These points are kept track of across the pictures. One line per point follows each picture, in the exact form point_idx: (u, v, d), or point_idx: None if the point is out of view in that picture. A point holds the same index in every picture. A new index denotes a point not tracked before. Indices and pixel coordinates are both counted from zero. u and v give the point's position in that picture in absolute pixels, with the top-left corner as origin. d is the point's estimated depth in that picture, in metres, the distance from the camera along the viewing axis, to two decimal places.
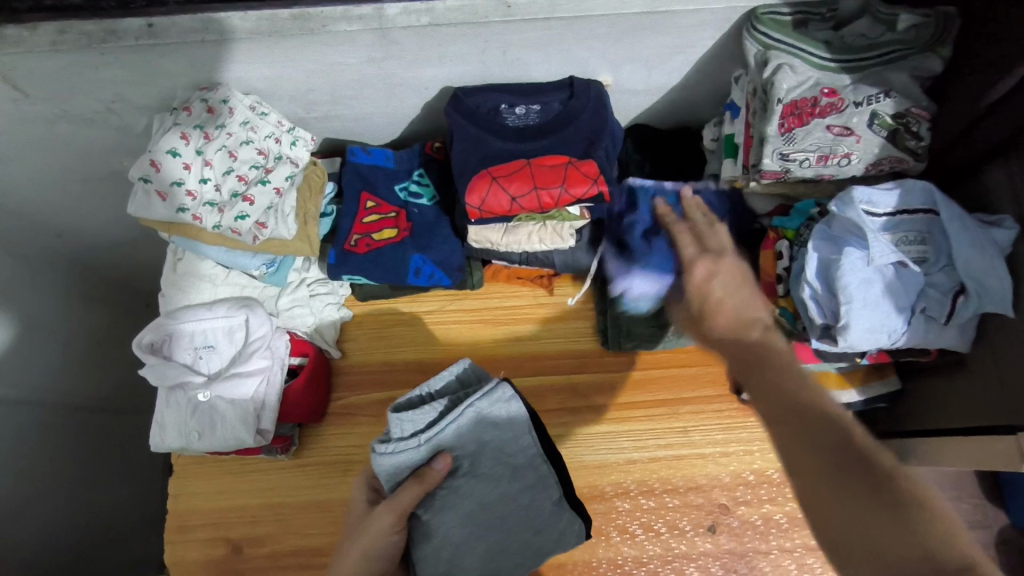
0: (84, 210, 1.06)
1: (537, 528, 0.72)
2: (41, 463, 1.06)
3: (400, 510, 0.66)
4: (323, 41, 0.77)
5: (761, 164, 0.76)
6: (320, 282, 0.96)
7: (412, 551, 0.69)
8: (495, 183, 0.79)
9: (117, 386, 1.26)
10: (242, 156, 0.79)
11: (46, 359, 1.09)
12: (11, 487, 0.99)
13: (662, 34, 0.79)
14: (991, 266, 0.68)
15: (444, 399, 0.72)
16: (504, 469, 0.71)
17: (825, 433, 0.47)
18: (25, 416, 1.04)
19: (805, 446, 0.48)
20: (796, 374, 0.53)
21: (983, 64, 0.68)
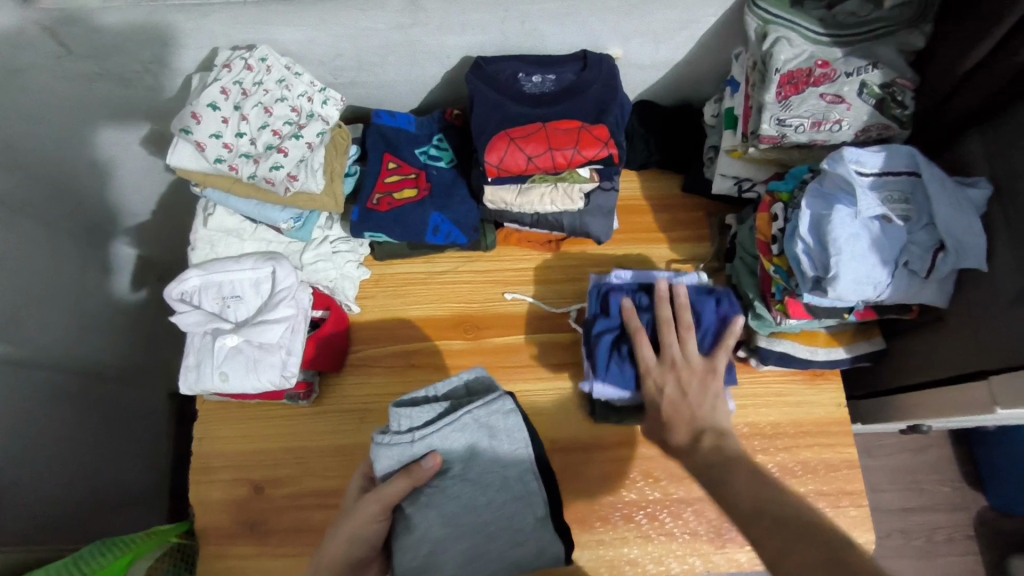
0: (113, 172, 1.11)
1: (516, 541, 0.72)
2: (64, 416, 1.10)
3: (384, 501, 0.71)
4: (356, 6, 0.82)
5: (759, 129, 0.82)
6: (342, 239, 1.01)
7: (394, 541, 0.72)
8: (512, 144, 0.85)
9: (133, 348, 1.31)
10: (276, 113, 0.85)
11: (70, 315, 1.14)
12: (37, 432, 1.04)
13: (670, 8, 0.85)
14: (967, 222, 0.76)
15: (445, 403, 0.75)
16: (492, 477, 0.73)
17: (792, 533, 0.56)
18: (50, 367, 1.08)
19: (778, 548, 0.56)
20: (764, 488, 0.63)
21: (962, 36, 0.74)
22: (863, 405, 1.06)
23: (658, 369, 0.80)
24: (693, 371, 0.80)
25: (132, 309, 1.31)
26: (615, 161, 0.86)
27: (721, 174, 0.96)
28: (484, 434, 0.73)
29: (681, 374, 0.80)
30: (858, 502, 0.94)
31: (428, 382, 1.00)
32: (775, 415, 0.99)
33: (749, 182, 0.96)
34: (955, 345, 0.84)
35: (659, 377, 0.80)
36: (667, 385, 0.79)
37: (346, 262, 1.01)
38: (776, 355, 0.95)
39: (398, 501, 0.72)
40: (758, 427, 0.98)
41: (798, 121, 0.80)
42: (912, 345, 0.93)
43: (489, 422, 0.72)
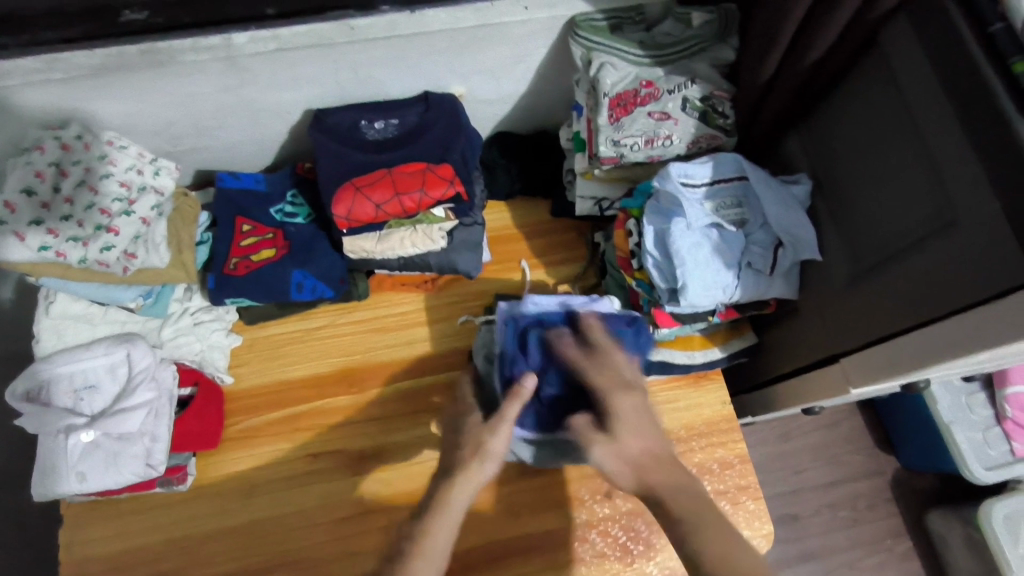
0: None
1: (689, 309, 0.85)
2: None
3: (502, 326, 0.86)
4: (176, 73, 0.80)
5: (598, 152, 0.84)
6: (204, 309, 0.96)
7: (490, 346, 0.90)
8: (359, 193, 0.84)
9: None
10: (104, 190, 0.81)
11: None
12: None
13: (500, 45, 0.87)
14: (797, 218, 0.81)
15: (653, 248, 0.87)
16: (738, 220, 0.83)
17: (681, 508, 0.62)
18: None
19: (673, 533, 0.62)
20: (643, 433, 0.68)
21: (763, 37, 0.74)
22: (751, 397, 1.08)
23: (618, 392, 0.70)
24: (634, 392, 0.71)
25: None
26: (463, 199, 0.87)
27: (580, 197, 0.97)
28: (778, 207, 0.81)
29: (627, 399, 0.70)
30: (756, 496, 0.95)
31: (314, 442, 0.95)
32: (668, 423, 0.99)
33: (607, 201, 0.97)
34: (811, 331, 0.87)
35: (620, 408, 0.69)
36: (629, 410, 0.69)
37: (211, 332, 0.96)
38: (656, 364, 0.97)
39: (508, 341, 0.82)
40: None
41: (631, 140, 0.83)
42: (778, 335, 0.96)
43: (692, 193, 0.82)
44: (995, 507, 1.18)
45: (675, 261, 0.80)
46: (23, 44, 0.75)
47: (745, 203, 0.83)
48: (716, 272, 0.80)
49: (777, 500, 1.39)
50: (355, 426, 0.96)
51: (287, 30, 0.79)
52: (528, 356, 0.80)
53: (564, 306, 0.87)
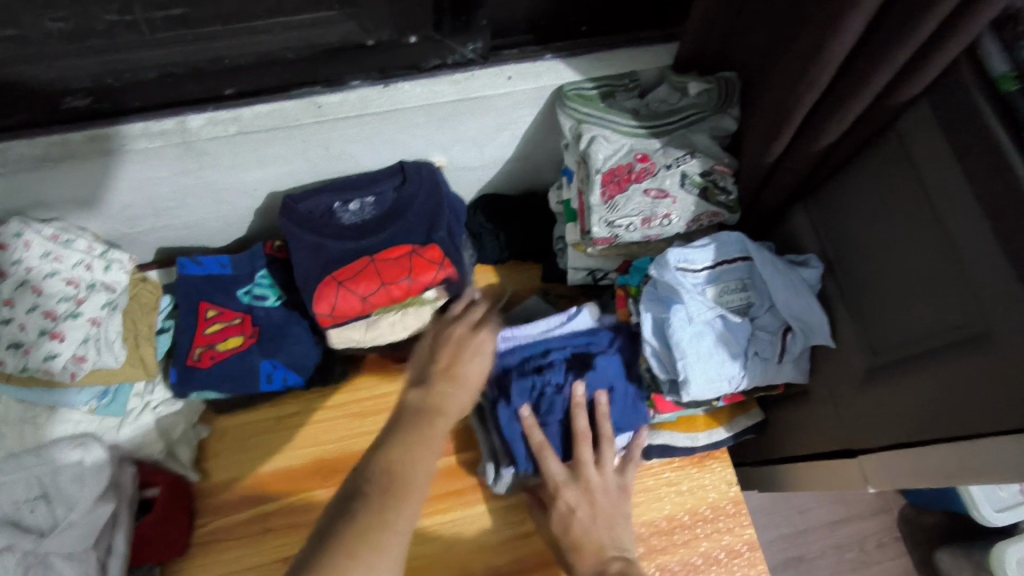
0: None
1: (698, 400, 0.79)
2: None
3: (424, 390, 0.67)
4: (125, 161, 0.73)
5: (591, 232, 0.77)
6: (167, 402, 0.88)
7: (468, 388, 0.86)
8: (341, 288, 0.77)
9: None
10: (48, 290, 0.74)
11: None
12: None
13: (482, 115, 0.81)
14: (807, 304, 0.73)
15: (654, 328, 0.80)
16: (742, 304, 0.76)
17: None
18: None
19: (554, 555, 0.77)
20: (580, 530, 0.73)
21: (767, 115, 0.69)
22: (754, 472, 1.01)
23: (572, 488, 0.76)
24: (608, 490, 0.76)
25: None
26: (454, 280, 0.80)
27: (573, 268, 0.90)
28: (790, 293, 0.73)
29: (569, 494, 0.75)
30: None
31: (287, 545, 0.87)
32: (670, 507, 0.93)
33: (602, 272, 0.91)
34: (824, 420, 0.80)
35: (569, 506, 0.75)
36: (568, 510, 0.75)
37: (174, 426, 0.89)
38: (657, 447, 0.90)
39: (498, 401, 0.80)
40: (654, 525, 0.92)
41: (627, 221, 0.75)
42: (785, 415, 0.90)
43: (689, 279, 0.75)
44: (1010, 548, 0.98)
45: (673, 351, 0.73)
46: None
47: (752, 283, 0.77)
48: (720, 363, 0.73)
49: (777, 543, 1.23)
50: None
51: (250, 111, 0.73)
52: (514, 403, 0.80)
53: (540, 334, 0.85)
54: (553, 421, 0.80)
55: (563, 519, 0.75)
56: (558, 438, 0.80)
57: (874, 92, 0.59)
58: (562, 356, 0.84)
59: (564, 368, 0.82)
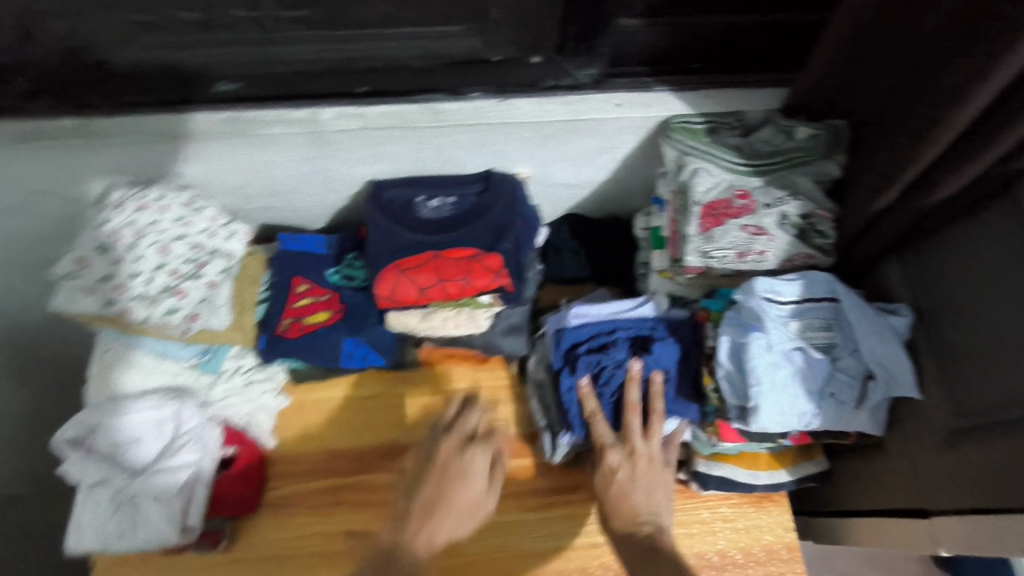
0: None
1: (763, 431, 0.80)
2: None
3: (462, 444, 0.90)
4: (257, 145, 0.79)
5: (684, 261, 0.80)
6: (257, 368, 0.94)
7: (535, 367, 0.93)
8: (401, 275, 0.82)
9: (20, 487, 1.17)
10: (175, 252, 0.81)
11: None
12: None
13: (586, 138, 0.84)
14: (893, 353, 0.74)
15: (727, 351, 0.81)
16: (822, 341, 0.77)
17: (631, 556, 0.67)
18: None
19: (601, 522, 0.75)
20: (620, 495, 0.75)
21: (885, 164, 0.69)
22: (813, 522, 1.00)
23: (617, 452, 0.77)
24: (652, 460, 0.77)
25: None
26: (508, 291, 0.83)
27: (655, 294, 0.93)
28: (873, 337, 0.74)
29: (614, 459, 0.77)
30: None
31: (351, 521, 0.93)
32: (722, 542, 0.93)
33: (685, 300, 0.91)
34: (898, 477, 0.79)
35: (614, 471, 0.76)
36: (611, 475, 0.76)
37: (261, 393, 0.94)
38: (717, 479, 0.91)
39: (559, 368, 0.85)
40: (704, 557, 0.92)
41: (722, 253, 0.78)
42: (853, 467, 0.89)
43: (771, 307, 0.76)
44: None
45: (745, 373, 0.75)
46: (116, 107, 0.77)
47: (836, 323, 0.77)
48: (790, 394, 0.75)
49: None
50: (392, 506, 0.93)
51: (373, 110, 0.79)
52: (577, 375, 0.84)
53: (610, 313, 0.88)
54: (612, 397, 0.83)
55: (606, 481, 0.76)
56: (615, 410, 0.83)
57: (1001, 152, 0.59)
58: (627, 335, 0.86)
59: (629, 347, 0.85)
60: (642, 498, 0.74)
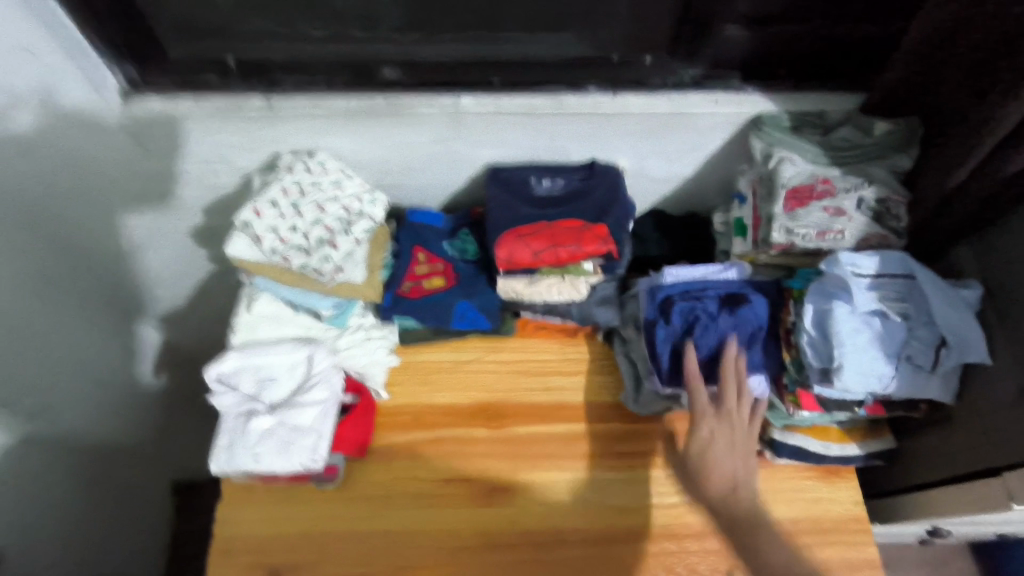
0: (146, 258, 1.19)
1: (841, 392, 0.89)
2: (40, 488, 1.07)
3: None
4: (406, 124, 0.94)
5: (770, 237, 0.89)
6: (376, 326, 1.06)
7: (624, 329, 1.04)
8: (518, 240, 0.94)
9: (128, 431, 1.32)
10: (330, 210, 0.95)
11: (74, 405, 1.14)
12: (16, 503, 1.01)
13: (685, 131, 0.97)
14: (965, 320, 0.83)
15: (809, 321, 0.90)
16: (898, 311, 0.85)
17: (738, 528, 0.78)
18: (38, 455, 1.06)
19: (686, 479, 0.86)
20: (713, 463, 0.83)
21: (959, 143, 0.81)
22: (882, 505, 1.05)
23: (710, 419, 0.86)
24: (742, 429, 0.86)
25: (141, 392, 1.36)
26: (614, 257, 0.95)
27: None
28: (945, 306, 0.83)
29: (708, 422, 0.85)
30: None
31: (447, 467, 1.01)
32: (793, 511, 0.99)
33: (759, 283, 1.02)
34: (973, 444, 0.86)
35: (710, 440, 0.85)
36: (704, 439, 0.85)
37: (378, 349, 1.05)
38: (789, 448, 0.98)
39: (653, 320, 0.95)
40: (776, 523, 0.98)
41: (804, 231, 0.88)
42: (923, 443, 0.96)
43: (856, 279, 0.85)
44: None
45: (830, 338, 0.84)
46: (296, 87, 0.94)
47: (910, 296, 0.86)
48: (871, 356, 0.83)
49: None
50: (489, 459, 1.01)
51: (508, 100, 0.93)
52: (670, 323, 0.94)
53: (700, 274, 0.98)
54: (702, 345, 0.92)
55: (700, 444, 0.84)
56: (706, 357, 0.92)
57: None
58: (717, 292, 0.96)
59: (719, 302, 0.94)
60: (737, 467, 0.83)
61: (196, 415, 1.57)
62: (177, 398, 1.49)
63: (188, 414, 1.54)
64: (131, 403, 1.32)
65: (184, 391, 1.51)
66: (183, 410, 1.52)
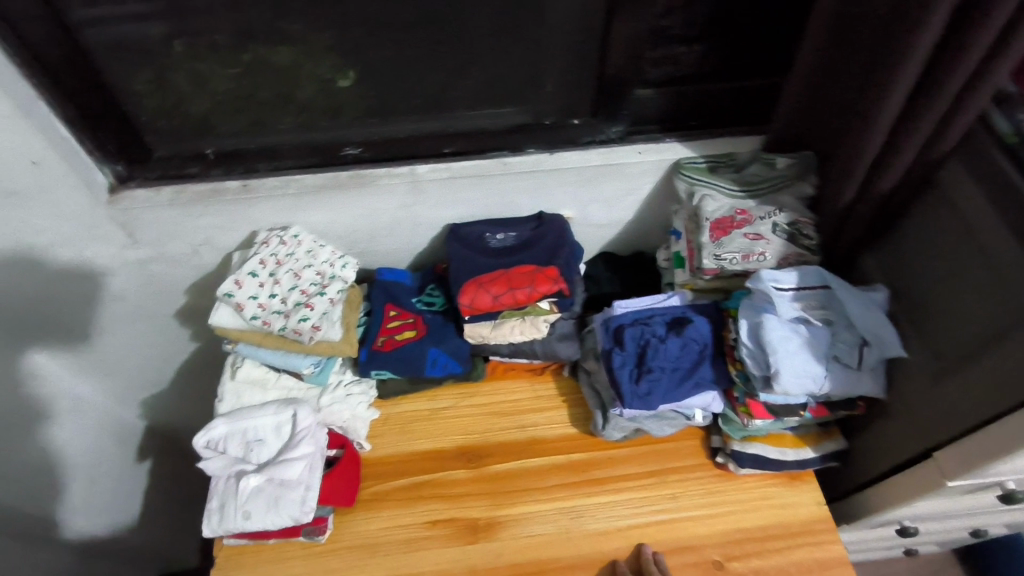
0: (131, 341, 1.26)
1: (786, 397, 0.97)
2: None
3: None
4: (370, 194, 1.05)
5: (702, 264, 1.00)
6: (355, 382, 1.12)
7: (585, 363, 1.13)
8: (480, 287, 1.03)
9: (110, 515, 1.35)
10: (304, 276, 1.04)
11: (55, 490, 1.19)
12: None
13: (618, 181, 1.10)
14: (878, 320, 0.93)
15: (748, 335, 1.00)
16: (824, 318, 0.95)
17: None
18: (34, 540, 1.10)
19: None
20: None
21: (841, 171, 0.94)
22: (840, 504, 1.12)
23: None
24: None
25: (123, 477, 1.39)
26: (565, 294, 1.04)
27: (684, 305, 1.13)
28: (858, 308, 0.94)
29: None
30: None
31: (432, 511, 1.05)
32: (765, 518, 1.04)
33: None
34: (909, 430, 0.95)
35: None
36: None
37: (358, 403, 1.11)
38: (749, 457, 1.04)
39: (609, 347, 1.05)
40: (748, 531, 1.03)
41: (730, 255, 0.99)
42: (869, 438, 1.05)
43: (780, 292, 0.95)
44: None
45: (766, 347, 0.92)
46: (269, 170, 1.05)
47: (831, 304, 0.96)
48: (804, 359, 0.92)
49: None
50: (473, 498, 1.06)
51: (457, 165, 1.05)
52: (624, 349, 1.03)
53: (646, 305, 1.08)
54: (656, 366, 1.01)
55: None
56: (665, 377, 1.01)
57: (916, 149, 0.85)
58: (663, 318, 1.06)
59: (665, 327, 1.05)
60: None
61: (175, 498, 1.58)
62: (156, 480, 1.51)
63: (168, 497, 1.55)
64: (109, 488, 1.34)
65: (162, 473, 1.53)
66: (163, 493, 1.53)
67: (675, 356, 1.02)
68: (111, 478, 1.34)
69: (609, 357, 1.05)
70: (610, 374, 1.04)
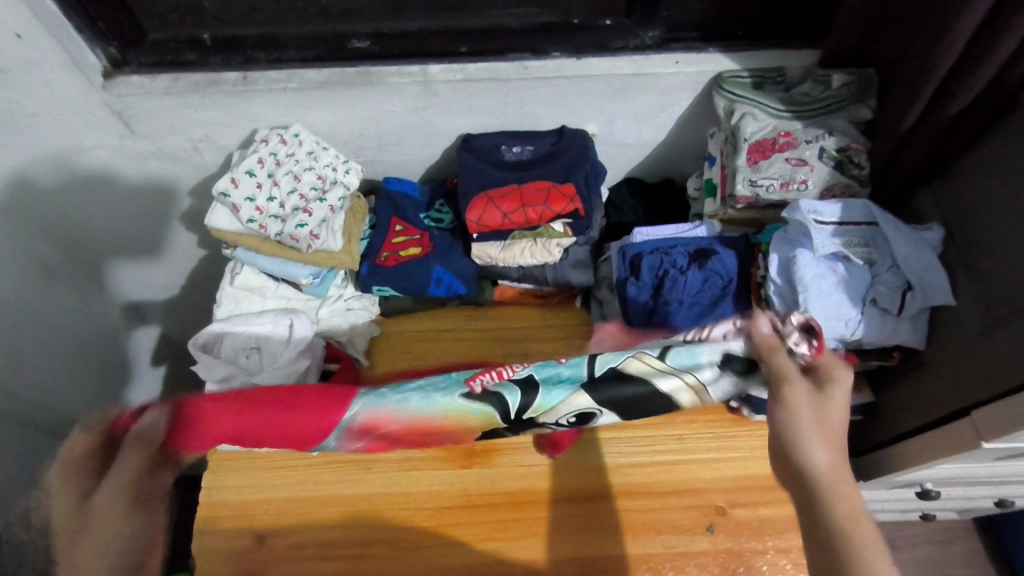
0: (136, 239, 1.23)
1: None
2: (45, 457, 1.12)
3: None
4: (378, 93, 0.97)
5: (734, 191, 0.91)
6: (355, 297, 1.09)
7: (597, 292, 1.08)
8: (490, 203, 0.96)
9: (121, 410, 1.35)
10: (304, 179, 0.98)
11: (70, 379, 1.20)
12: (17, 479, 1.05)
13: (650, 93, 0.99)
14: (928, 262, 0.83)
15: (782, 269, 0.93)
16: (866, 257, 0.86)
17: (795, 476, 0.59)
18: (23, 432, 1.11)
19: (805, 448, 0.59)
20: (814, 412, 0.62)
21: (904, 93, 0.83)
22: (862, 460, 1.06)
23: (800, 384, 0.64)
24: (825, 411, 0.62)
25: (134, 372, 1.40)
26: (581, 215, 0.97)
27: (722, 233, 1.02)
28: (907, 247, 0.84)
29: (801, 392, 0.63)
30: None
31: None
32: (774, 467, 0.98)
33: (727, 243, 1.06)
34: (947, 385, 0.86)
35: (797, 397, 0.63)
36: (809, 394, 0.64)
37: (358, 319, 1.08)
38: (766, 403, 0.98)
39: (624, 274, 0.98)
40: (757, 478, 0.97)
41: (768, 181, 0.90)
42: (900, 392, 0.97)
43: (817, 224, 0.86)
44: None
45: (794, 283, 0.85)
46: (270, 62, 0.97)
47: (875, 242, 0.87)
48: (838, 298, 0.84)
49: None
50: None
51: (473, 65, 0.95)
52: (641, 279, 0.96)
53: (668, 235, 1.00)
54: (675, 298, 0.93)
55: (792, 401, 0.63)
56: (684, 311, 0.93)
57: (1002, 60, 0.73)
58: (687, 249, 0.97)
59: (688, 257, 0.96)
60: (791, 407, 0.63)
61: None
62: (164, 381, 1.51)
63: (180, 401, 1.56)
64: (117, 386, 1.34)
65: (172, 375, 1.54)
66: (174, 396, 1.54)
67: (698, 289, 0.94)
68: (118, 372, 1.34)
69: (625, 285, 0.97)
70: (624, 303, 0.98)
